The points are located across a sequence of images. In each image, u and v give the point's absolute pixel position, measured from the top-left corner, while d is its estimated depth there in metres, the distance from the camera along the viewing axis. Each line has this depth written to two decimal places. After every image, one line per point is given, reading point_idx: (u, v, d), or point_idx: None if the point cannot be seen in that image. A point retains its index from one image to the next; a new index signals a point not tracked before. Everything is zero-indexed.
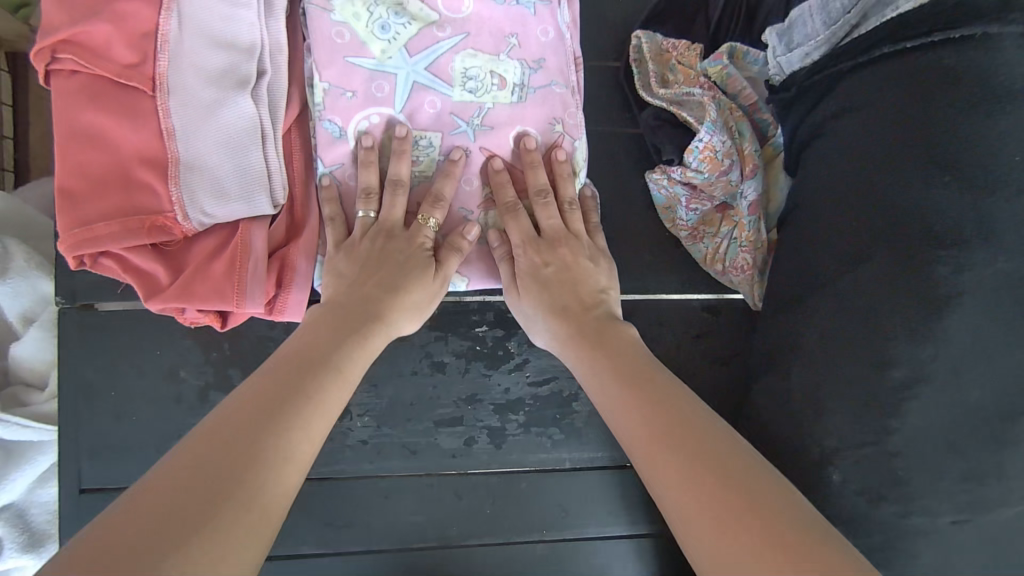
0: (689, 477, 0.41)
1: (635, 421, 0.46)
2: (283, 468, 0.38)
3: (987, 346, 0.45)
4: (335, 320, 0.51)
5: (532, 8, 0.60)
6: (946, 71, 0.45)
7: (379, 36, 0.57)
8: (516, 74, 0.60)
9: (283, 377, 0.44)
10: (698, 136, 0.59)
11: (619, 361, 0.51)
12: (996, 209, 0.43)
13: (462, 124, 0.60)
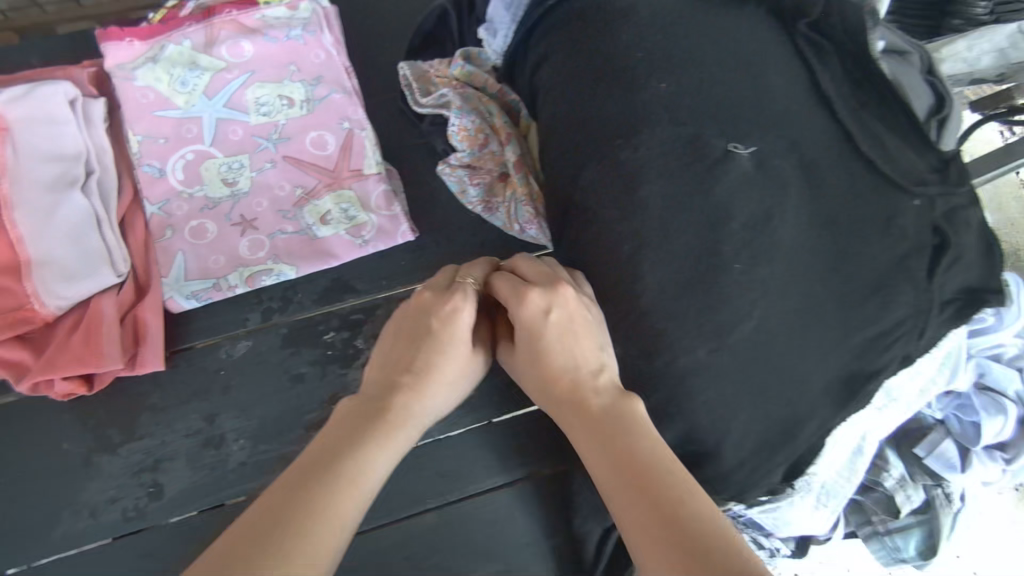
0: (659, 532, 0.41)
1: (611, 484, 0.46)
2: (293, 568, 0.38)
3: (677, 200, 0.55)
4: (383, 416, 0.51)
5: (302, 39, 0.79)
6: (582, 14, 0.60)
7: (180, 89, 0.77)
8: (300, 93, 0.78)
9: (300, 492, 0.42)
10: (451, 123, 0.72)
11: (599, 425, 0.49)
12: (640, 94, 0.56)
13: (264, 142, 0.77)
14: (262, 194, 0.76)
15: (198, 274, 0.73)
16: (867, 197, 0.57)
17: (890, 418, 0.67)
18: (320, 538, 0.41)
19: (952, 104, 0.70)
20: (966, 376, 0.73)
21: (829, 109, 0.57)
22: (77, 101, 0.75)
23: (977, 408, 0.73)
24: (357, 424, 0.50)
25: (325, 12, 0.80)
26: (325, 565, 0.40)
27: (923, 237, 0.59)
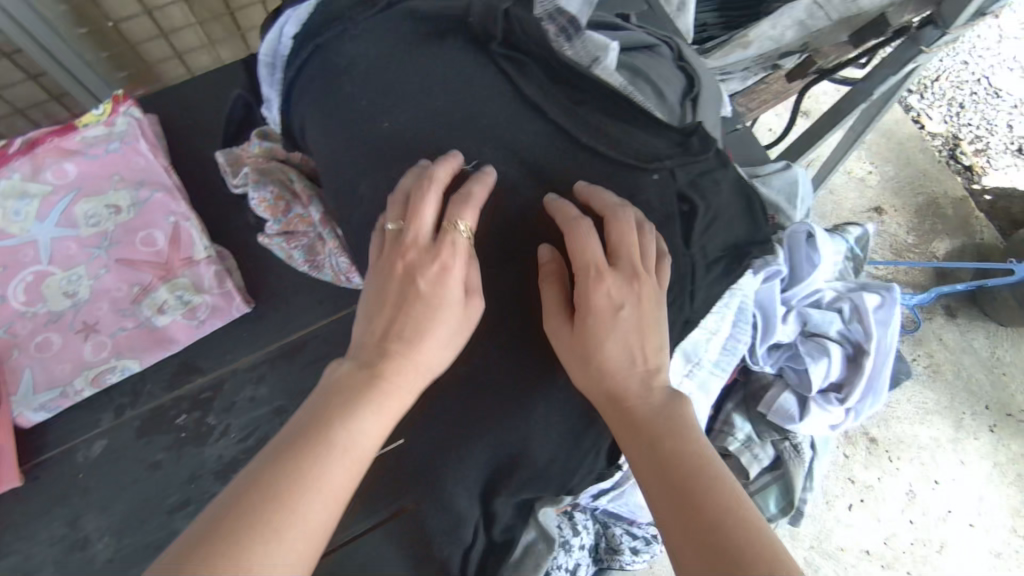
0: (681, 509, 0.48)
1: (647, 477, 0.51)
2: (297, 516, 0.44)
3: (423, 219, 0.59)
4: (361, 389, 0.51)
5: (120, 150, 0.85)
6: (320, 78, 0.66)
7: (13, 219, 0.82)
8: (125, 199, 0.84)
9: (307, 437, 0.48)
10: (251, 197, 0.77)
11: (656, 428, 0.53)
12: (378, 132, 0.63)
13: (96, 250, 0.82)
14: (101, 299, 0.81)
15: (46, 385, 0.77)
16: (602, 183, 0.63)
17: (704, 382, 0.69)
18: (316, 507, 0.44)
19: (701, 82, 0.76)
20: (787, 326, 0.77)
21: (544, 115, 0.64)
22: None
23: (804, 354, 0.76)
24: (371, 372, 0.53)
25: (139, 122, 0.87)
26: (321, 519, 0.45)
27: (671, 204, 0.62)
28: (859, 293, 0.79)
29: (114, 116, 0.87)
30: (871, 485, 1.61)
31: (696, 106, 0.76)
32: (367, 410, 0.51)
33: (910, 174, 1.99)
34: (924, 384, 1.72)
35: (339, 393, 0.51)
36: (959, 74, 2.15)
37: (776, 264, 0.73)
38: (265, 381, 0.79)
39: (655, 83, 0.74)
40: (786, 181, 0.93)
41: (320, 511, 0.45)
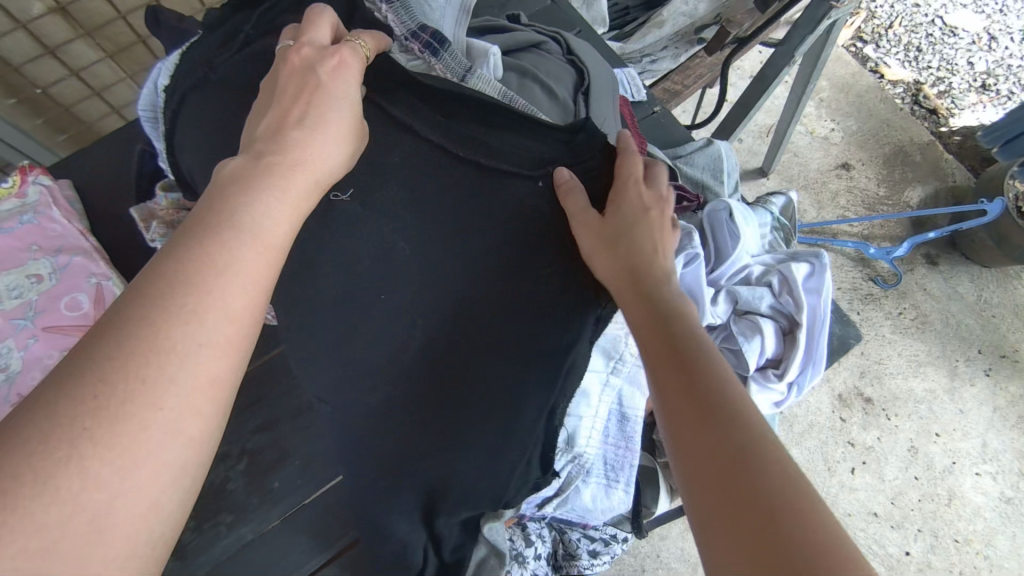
0: (689, 393, 0.45)
1: (660, 365, 0.49)
2: (202, 318, 0.41)
3: None
4: (242, 206, 0.47)
5: (34, 221, 0.86)
6: (197, 129, 0.66)
7: None
8: (45, 267, 0.85)
9: (202, 246, 0.44)
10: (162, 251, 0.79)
11: (677, 327, 0.52)
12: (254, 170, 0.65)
13: (22, 321, 0.83)
14: (33, 368, 0.81)
15: None
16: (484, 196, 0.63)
17: (631, 374, 0.69)
18: (214, 316, 0.42)
19: (590, 73, 0.76)
20: (717, 307, 0.74)
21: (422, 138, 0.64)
22: None
23: (736, 335, 0.73)
24: (262, 184, 0.49)
25: (51, 191, 0.89)
26: (224, 331, 0.42)
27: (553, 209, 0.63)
28: (787, 264, 0.76)
29: (24, 189, 0.88)
30: (871, 446, 1.57)
31: (589, 98, 0.75)
32: (253, 221, 0.47)
33: (873, 125, 1.96)
34: (914, 336, 1.67)
35: (216, 207, 0.46)
36: (911, 17, 2.10)
37: (692, 244, 0.74)
38: None
39: (544, 82, 0.73)
40: (710, 156, 0.91)
41: (218, 327, 0.42)
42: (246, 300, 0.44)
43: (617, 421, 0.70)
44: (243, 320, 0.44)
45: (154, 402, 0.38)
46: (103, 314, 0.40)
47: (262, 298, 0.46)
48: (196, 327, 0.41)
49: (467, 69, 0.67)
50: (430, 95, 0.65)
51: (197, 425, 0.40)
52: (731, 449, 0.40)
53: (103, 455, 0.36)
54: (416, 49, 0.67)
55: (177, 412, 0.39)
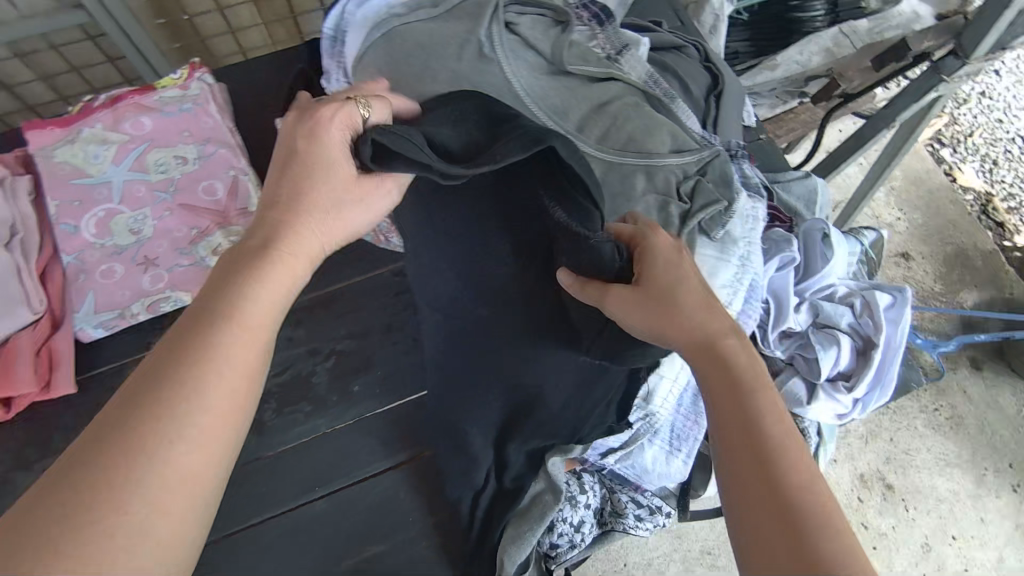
0: (763, 488, 0.43)
1: (728, 448, 0.46)
2: (192, 397, 0.43)
3: None
4: (246, 288, 0.50)
5: (192, 110, 0.94)
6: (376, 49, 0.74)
7: (93, 161, 0.90)
8: (192, 151, 0.92)
9: (185, 333, 0.46)
10: None
11: (741, 401, 0.48)
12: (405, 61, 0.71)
13: (163, 194, 0.90)
14: (162, 238, 0.89)
15: (106, 306, 0.85)
16: (604, 153, 0.68)
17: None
18: (207, 396, 0.44)
19: (726, 79, 0.83)
20: (799, 315, 0.78)
21: (536, 92, 0.70)
22: (4, 176, 0.88)
23: (814, 343, 0.77)
24: (246, 266, 0.51)
25: (211, 87, 0.96)
26: (215, 401, 0.44)
27: (669, 189, 0.67)
28: (870, 291, 0.80)
29: (190, 81, 0.95)
30: (884, 532, 1.50)
31: (720, 101, 0.82)
32: (248, 303, 0.49)
33: (937, 222, 2.00)
34: (947, 435, 1.61)
35: (216, 299, 0.48)
36: (993, 130, 2.15)
37: (790, 250, 0.78)
38: (303, 324, 0.87)
39: (683, 79, 0.81)
40: (806, 188, 0.97)
41: (213, 394, 0.44)
42: (234, 370, 0.46)
43: (692, 393, 0.75)
44: (242, 379, 0.46)
45: (146, 485, 0.40)
46: (104, 413, 0.42)
47: (259, 366, 0.48)
48: (191, 404, 0.43)
49: (622, 45, 0.75)
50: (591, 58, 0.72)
51: (195, 484, 0.42)
52: (802, 554, 0.40)
53: (114, 523, 0.39)
54: (586, 17, 0.76)
55: (161, 490, 0.41)
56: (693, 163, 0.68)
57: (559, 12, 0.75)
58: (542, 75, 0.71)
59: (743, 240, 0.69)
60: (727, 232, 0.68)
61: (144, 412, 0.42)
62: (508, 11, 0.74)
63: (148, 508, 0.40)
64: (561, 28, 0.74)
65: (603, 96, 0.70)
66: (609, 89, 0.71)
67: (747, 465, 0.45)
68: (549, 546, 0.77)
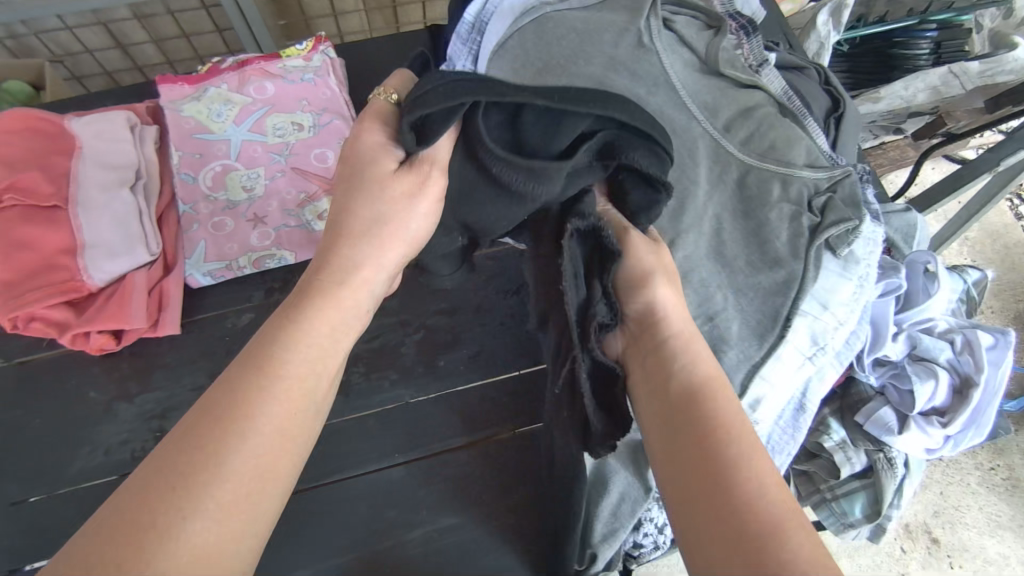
0: (701, 471, 0.48)
1: (668, 448, 0.52)
2: (248, 435, 0.48)
3: None
4: (301, 331, 0.55)
5: (312, 81, 0.98)
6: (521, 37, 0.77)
7: (215, 119, 0.95)
8: (308, 119, 0.96)
9: (245, 376, 0.51)
10: None
11: (679, 406, 0.53)
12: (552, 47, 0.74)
13: (277, 156, 0.94)
14: (272, 197, 0.92)
15: (215, 256, 0.89)
16: (745, 155, 0.70)
17: (821, 368, 0.70)
18: (259, 429, 0.48)
19: (847, 103, 0.83)
20: (896, 344, 0.78)
21: (691, 92, 0.72)
22: (136, 125, 0.94)
23: (910, 374, 0.76)
24: (298, 317, 0.56)
25: (332, 61, 1.00)
26: (269, 440, 0.49)
27: (802, 201, 0.69)
28: (972, 329, 0.78)
29: (313, 53, 1.00)
30: None
31: (839, 125, 0.83)
32: (298, 347, 0.54)
33: (1013, 279, 1.93)
34: (1005, 497, 1.49)
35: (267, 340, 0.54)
36: None
37: (896, 278, 0.77)
38: (396, 295, 0.89)
39: (805, 98, 0.81)
40: (906, 221, 0.96)
41: (268, 433, 0.49)
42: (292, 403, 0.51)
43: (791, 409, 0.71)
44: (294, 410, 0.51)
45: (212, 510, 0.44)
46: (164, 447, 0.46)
47: (308, 398, 0.53)
48: (247, 441, 0.47)
49: (764, 58, 0.77)
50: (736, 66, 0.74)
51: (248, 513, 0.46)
52: (732, 520, 0.45)
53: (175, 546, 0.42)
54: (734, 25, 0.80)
55: (223, 521, 0.44)
56: (825, 180, 0.70)
57: (713, 17, 0.78)
58: (693, 70, 0.74)
59: (863, 260, 0.70)
60: (850, 250, 0.70)
61: (208, 444, 0.46)
62: (664, 9, 0.78)
63: (198, 540, 0.43)
64: (713, 32, 0.77)
65: (748, 99, 0.72)
66: (752, 96, 0.73)
67: (688, 456, 0.50)
68: (633, 545, 0.78)
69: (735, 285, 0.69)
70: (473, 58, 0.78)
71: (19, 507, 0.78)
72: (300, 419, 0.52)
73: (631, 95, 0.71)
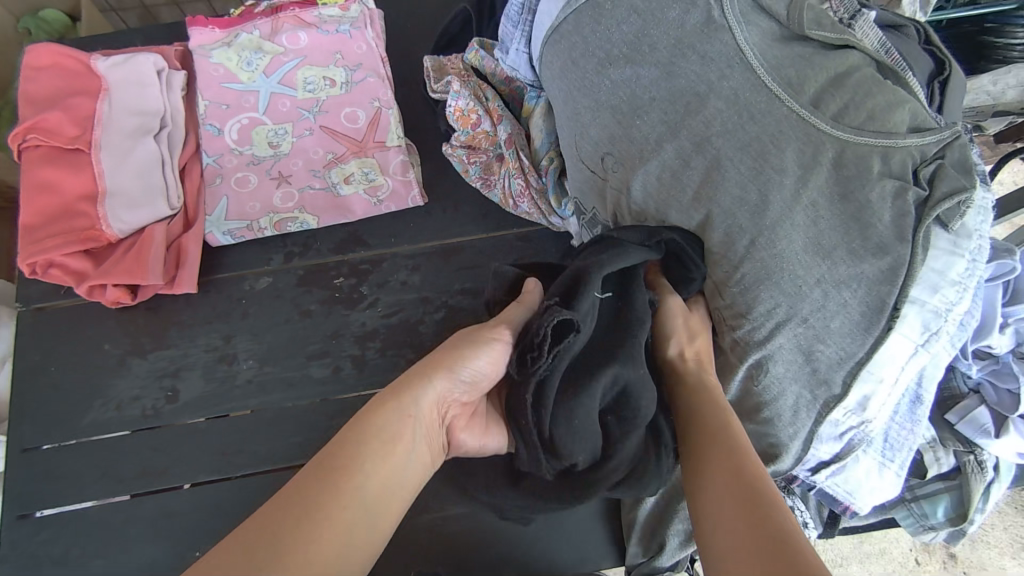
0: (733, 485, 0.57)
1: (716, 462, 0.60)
2: (316, 541, 0.45)
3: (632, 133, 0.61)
4: (366, 445, 0.51)
5: (348, 33, 0.92)
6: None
7: (245, 68, 0.90)
8: (342, 76, 0.90)
9: (324, 477, 0.49)
10: (449, 104, 0.81)
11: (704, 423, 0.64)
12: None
13: (306, 113, 0.90)
14: (299, 156, 0.88)
15: (236, 215, 0.86)
16: (840, 130, 0.60)
17: (936, 354, 0.65)
18: (331, 539, 0.46)
19: (954, 66, 0.73)
20: (1002, 338, 0.71)
21: (763, 57, 0.63)
22: (163, 70, 0.90)
23: (1014, 372, 0.71)
24: (383, 421, 0.52)
25: (368, 11, 0.93)
26: (337, 550, 0.46)
27: (906, 174, 0.60)
28: None
29: (350, 3, 0.93)
30: None
31: (944, 89, 0.73)
32: (377, 464, 0.50)
33: None
34: None
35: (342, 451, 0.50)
36: None
37: (1009, 259, 0.70)
38: (419, 271, 0.85)
39: (910, 61, 0.71)
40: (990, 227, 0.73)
41: (332, 538, 0.46)
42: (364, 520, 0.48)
43: (907, 398, 0.70)
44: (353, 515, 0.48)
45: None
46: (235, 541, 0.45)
47: (380, 507, 0.50)
48: (316, 549, 0.45)
49: (857, 11, 0.68)
50: (825, 31, 0.64)
51: None
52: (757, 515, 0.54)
53: None
54: None
55: None
56: (934, 145, 0.60)
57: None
58: (773, 40, 0.65)
59: (976, 233, 0.61)
60: (963, 223, 0.61)
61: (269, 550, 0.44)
62: None
63: None
64: None
65: (840, 65, 0.63)
66: (847, 57, 0.63)
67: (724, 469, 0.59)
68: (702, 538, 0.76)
69: (834, 279, 0.61)
70: (528, 38, 0.79)
71: (29, 454, 0.78)
72: (359, 528, 0.48)
73: (702, 84, 0.64)
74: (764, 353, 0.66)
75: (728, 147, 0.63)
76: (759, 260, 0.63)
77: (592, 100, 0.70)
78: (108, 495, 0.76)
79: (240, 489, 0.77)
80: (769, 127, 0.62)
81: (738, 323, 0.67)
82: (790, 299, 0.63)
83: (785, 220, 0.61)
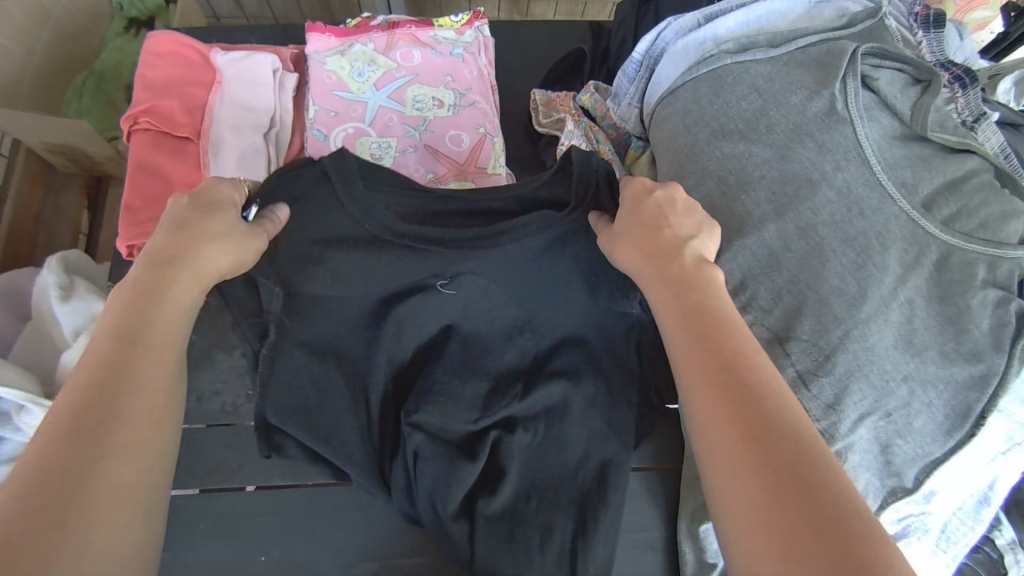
0: (741, 413, 0.43)
1: (702, 380, 0.46)
2: (133, 398, 0.43)
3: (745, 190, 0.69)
4: (152, 305, 0.48)
5: (462, 58, 0.93)
6: (703, 62, 0.71)
7: (356, 78, 0.91)
8: (450, 98, 0.91)
9: (124, 342, 0.45)
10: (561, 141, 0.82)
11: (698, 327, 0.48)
12: (736, 67, 0.68)
13: (412, 130, 0.90)
14: (400, 171, 0.88)
15: None
16: (948, 234, 0.60)
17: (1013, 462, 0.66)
18: (152, 395, 0.44)
19: None
20: None
21: (887, 161, 0.62)
22: (279, 70, 0.91)
23: None
24: (159, 280, 0.50)
25: (483, 40, 0.95)
26: (172, 403, 0.46)
27: (1010, 285, 0.61)
28: None
29: (466, 28, 0.95)
30: None
31: None
32: (162, 319, 0.48)
33: None
34: None
35: (127, 317, 0.47)
36: None
37: None
38: None
39: None
40: None
41: (153, 390, 0.45)
42: (169, 374, 0.46)
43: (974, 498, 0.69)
44: (165, 369, 0.46)
45: (134, 465, 0.41)
46: (56, 415, 0.41)
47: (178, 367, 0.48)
48: (150, 410, 0.44)
49: (982, 112, 0.66)
50: (952, 135, 0.63)
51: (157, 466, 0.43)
52: (787, 466, 0.41)
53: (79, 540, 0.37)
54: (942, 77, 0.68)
55: (139, 468, 0.42)
56: None
57: (925, 68, 0.64)
58: (893, 138, 0.63)
59: None
60: None
61: (89, 413, 0.41)
62: (863, 61, 0.65)
63: (119, 490, 0.40)
64: (923, 87, 0.65)
65: (958, 169, 0.62)
66: (967, 163, 0.63)
67: (726, 389, 0.45)
68: None
69: (923, 379, 0.61)
70: (642, 94, 0.80)
71: None
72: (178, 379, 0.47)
73: (816, 171, 0.62)
74: (845, 445, 0.63)
75: (832, 237, 0.61)
76: (852, 353, 0.60)
77: (698, 168, 0.69)
78: (180, 486, 0.76)
79: (311, 500, 0.77)
80: (878, 225, 0.61)
81: (824, 416, 0.63)
82: (878, 395, 0.61)
83: (881, 315, 0.60)
